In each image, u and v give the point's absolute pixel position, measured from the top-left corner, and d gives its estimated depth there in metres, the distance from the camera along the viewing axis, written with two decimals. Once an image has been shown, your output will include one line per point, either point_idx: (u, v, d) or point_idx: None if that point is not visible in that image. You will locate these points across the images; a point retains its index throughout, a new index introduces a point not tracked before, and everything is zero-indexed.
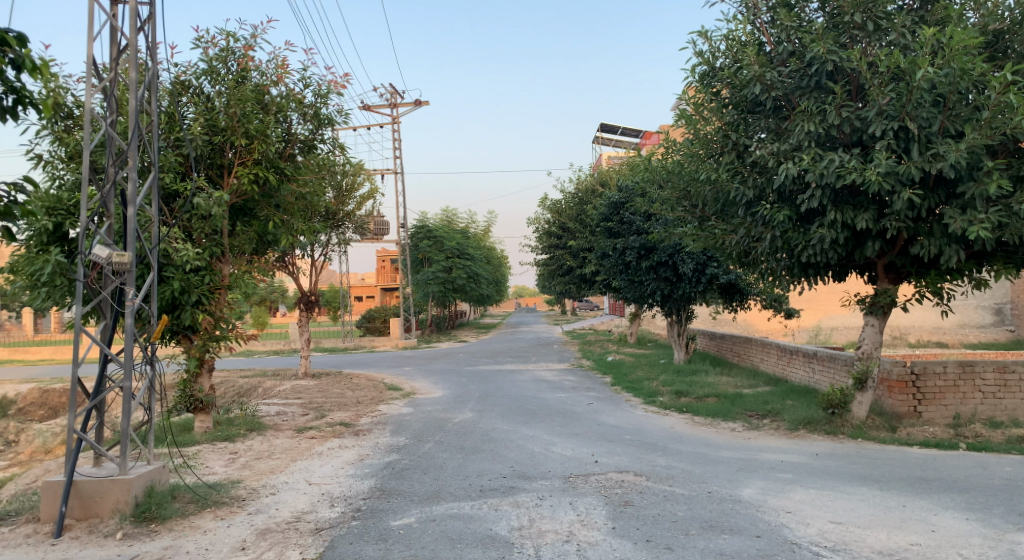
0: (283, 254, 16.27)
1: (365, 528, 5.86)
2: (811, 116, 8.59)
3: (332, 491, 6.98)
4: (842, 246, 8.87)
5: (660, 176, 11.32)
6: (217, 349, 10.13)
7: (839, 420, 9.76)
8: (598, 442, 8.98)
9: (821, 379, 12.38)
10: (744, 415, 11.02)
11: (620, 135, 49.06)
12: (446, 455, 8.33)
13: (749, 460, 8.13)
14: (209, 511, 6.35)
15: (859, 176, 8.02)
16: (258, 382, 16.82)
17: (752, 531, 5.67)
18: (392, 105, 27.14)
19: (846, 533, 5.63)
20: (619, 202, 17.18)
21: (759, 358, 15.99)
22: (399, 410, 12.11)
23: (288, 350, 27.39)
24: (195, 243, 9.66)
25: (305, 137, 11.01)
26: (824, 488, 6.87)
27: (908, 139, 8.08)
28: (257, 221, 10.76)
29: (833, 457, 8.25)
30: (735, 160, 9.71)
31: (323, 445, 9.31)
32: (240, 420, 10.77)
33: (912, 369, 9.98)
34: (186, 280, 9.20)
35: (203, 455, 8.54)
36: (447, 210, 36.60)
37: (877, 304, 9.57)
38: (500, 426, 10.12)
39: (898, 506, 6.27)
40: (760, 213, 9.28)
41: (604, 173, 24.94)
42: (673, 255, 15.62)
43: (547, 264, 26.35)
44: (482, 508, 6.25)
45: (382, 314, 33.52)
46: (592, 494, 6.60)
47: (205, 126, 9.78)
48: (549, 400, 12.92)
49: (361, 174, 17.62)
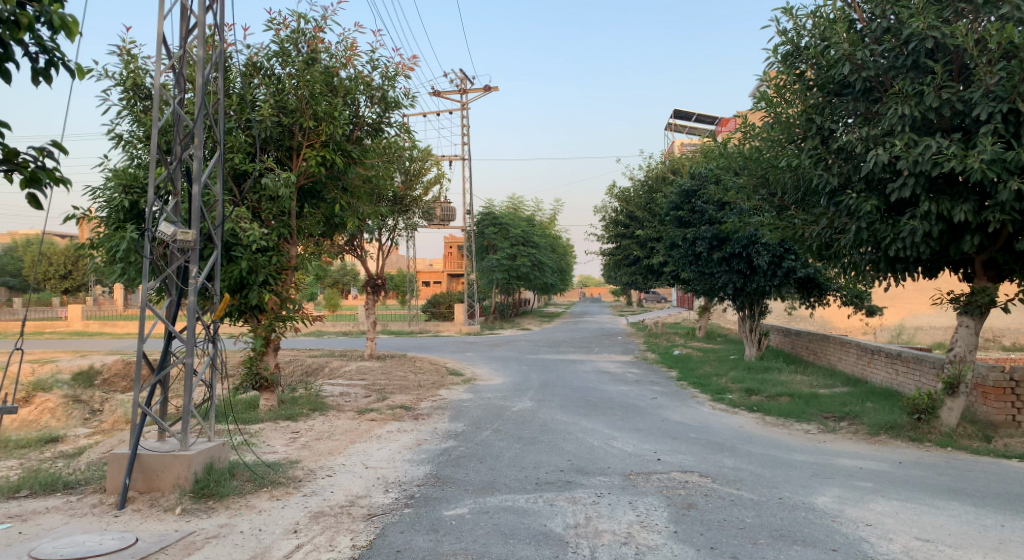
0: (350, 237, 16.43)
1: (417, 517, 5.73)
2: (906, 98, 7.95)
3: (388, 477, 6.90)
4: (936, 239, 8.20)
5: (736, 163, 10.80)
6: (283, 328, 10.24)
7: (925, 427, 9.10)
8: (662, 439, 8.62)
9: (906, 382, 11.61)
10: (819, 417, 10.43)
11: (695, 122, 47.69)
12: (504, 445, 8.15)
13: (825, 465, 7.63)
14: (265, 490, 6.35)
15: (960, 163, 7.39)
16: (325, 362, 17.09)
17: (828, 544, 5.25)
18: (462, 90, 27.11)
19: (935, 552, 5.15)
20: (691, 191, 16.61)
21: (836, 357, 15.20)
22: (460, 396, 12.04)
23: (356, 332, 27.88)
24: (264, 224, 9.76)
25: (372, 120, 10.96)
26: (909, 500, 6.35)
27: (1019, 122, 7.39)
28: (324, 203, 10.80)
29: (919, 467, 7.66)
30: (820, 145, 9.12)
31: (382, 428, 9.28)
32: (303, 400, 10.89)
33: (1011, 375, 9.21)
34: (254, 260, 9.29)
35: (265, 433, 8.64)
36: (515, 197, 36.50)
37: (973, 304, 8.84)
38: (560, 418, 9.88)
39: (994, 525, 5.72)
40: (845, 203, 8.69)
41: (676, 160, 24.21)
42: (748, 246, 14.95)
43: (614, 254, 25.86)
44: (538, 502, 6.04)
45: (447, 299, 33.69)
46: (653, 494, 6.29)
47: (275, 107, 9.83)
48: (612, 392, 12.59)
49: (428, 159, 17.58)
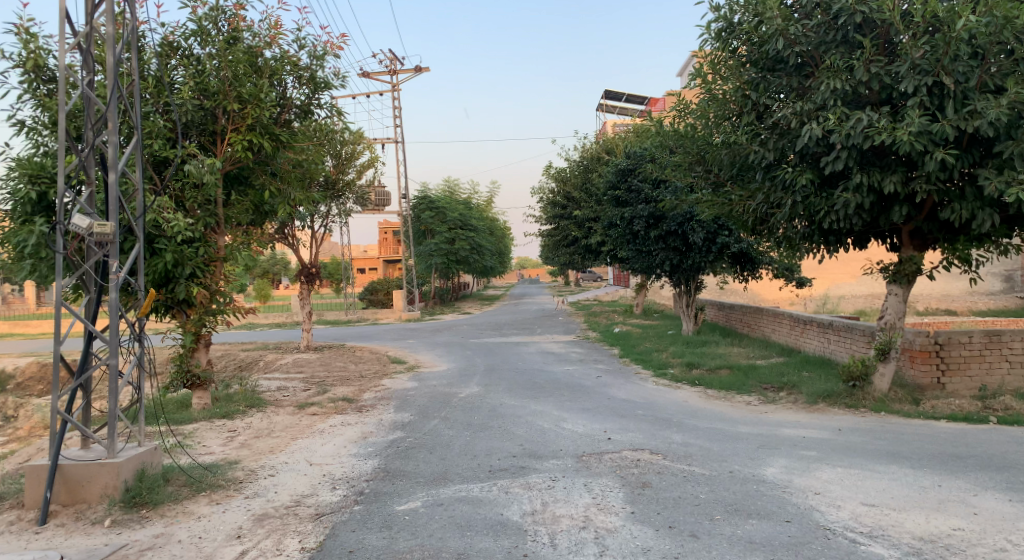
0: (281, 225, 15.86)
1: (368, 514, 5.51)
2: (837, 72, 8.08)
3: (334, 473, 6.64)
4: (867, 211, 8.41)
5: (672, 141, 10.83)
6: (213, 323, 9.77)
7: (860, 393, 9.39)
8: (610, 418, 8.62)
9: (838, 350, 12.01)
10: (759, 388, 10.66)
11: (625, 102, 48.11)
12: (453, 433, 7.97)
13: (769, 436, 7.76)
14: (204, 495, 6.00)
15: (889, 136, 7.55)
16: (260, 356, 16.51)
17: (781, 515, 5.31)
18: (391, 71, 26.48)
19: (882, 516, 5.27)
20: (627, 169, 16.72)
21: (770, 328, 15.62)
22: (403, 385, 11.79)
23: (291, 323, 27.10)
24: (189, 213, 9.23)
25: (301, 101, 10.51)
26: (852, 467, 6.50)
27: (943, 95, 7.61)
28: (252, 190, 10.32)
29: (858, 433, 7.88)
30: (755, 121, 9.24)
31: (324, 422, 8.95)
32: (239, 396, 10.43)
33: (936, 339, 9.60)
34: (180, 252, 8.78)
35: (200, 433, 8.21)
36: (449, 179, 36.13)
37: (901, 273, 9.14)
38: (507, 402, 9.76)
39: (933, 486, 5.92)
40: (780, 177, 8.80)
41: (610, 140, 24.30)
42: (683, 223, 15.12)
43: (552, 235, 25.89)
44: (492, 490, 5.91)
45: (385, 286, 33.13)
46: (608, 475, 6.24)
47: (195, 90, 9.28)
48: (556, 373, 12.58)
49: (360, 142, 17.08)
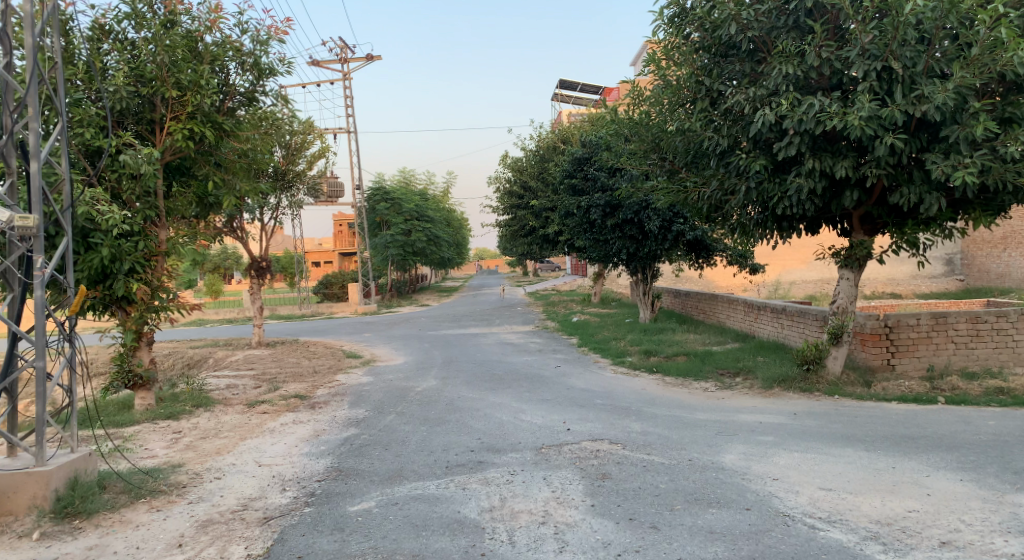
0: (229, 217, 15.35)
1: (320, 517, 5.30)
2: (789, 58, 8.10)
3: (285, 474, 6.39)
4: (819, 196, 8.47)
5: (626, 129, 10.75)
6: (156, 320, 9.34)
7: (814, 377, 9.50)
8: (569, 408, 8.52)
9: (792, 335, 12.14)
10: (715, 374, 10.71)
11: (580, 92, 48.16)
12: (409, 429, 7.77)
13: (727, 422, 7.76)
14: (143, 501, 5.70)
15: (840, 121, 7.59)
16: (209, 353, 15.99)
17: (741, 503, 5.27)
18: (343, 60, 25.92)
19: (839, 501, 5.27)
20: (583, 158, 16.67)
21: (724, 314, 15.78)
22: (358, 380, 11.52)
23: (243, 318, 26.43)
24: (126, 206, 8.79)
25: (245, 89, 10.11)
26: (808, 451, 6.53)
27: (892, 79, 7.65)
28: (195, 181, 9.93)
29: (812, 416, 7.94)
30: (709, 107, 9.22)
31: (275, 421, 8.65)
32: (185, 396, 10.03)
33: (886, 322, 9.73)
34: (117, 246, 8.37)
35: (143, 436, 7.84)
36: (405, 170, 35.71)
37: (853, 257, 9.23)
38: (465, 395, 9.60)
39: (887, 468, 5.96)
40: (735, 163, 8.80)
41: (566, 129, 24.21)
42: (639, 212, 15.11)
43: (510, 225, 25.72)
44: (449, 487, 5.75)
45: (339, 279, 32.61)
46: (567, 467, 6.13)
47: (130, 76, 8.83)
48: (515, 364, 12.46)
49: (311, 131, 16.62)
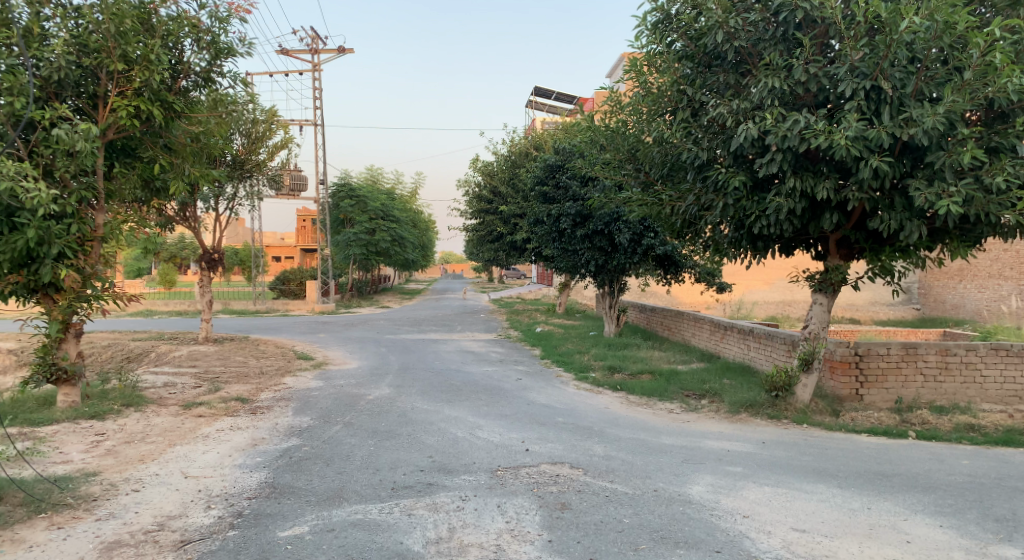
0: (181, 205, 14.54)
1: (243, 543, 4.72)
2: (776, 71, 7.79)
3: (212, 488, 5.78)
4: (798, 217, 8.12)
5: (602, 137, 10.34)
6: (87, 309, 8.55)
7: (782, 404, 9.17)
8: (528, 426, 8.04)
9: (758, 358, 11.86)
10: (680, 394, 10.33)
11: (554, 101, 47.85)
12: (356, 442, 7.20)
13: (692, 449, 7.36)
14: (43, 517, 5.07)
15: (826, 139, 7.26)
16: (151, 346, 15.12)
17: (710, 544, 4.84)
18: (313, 51, 25.10)
19: (815, 545, 4.88)
20: (555, 165, 16.28)
21: (689, 333, 15.48)
22: (307, 384, 10.88)
23: (192, 311, 25.42)
24: (59, 184, 8.06)
25: (201, 68, 9.45)
26: (779, 485, 6.14)
27: (880, 99, 7.36)
28: (140, 162, 9.23)
29: (781, 446, 7.57)
30: (689, 117, 8.85)
31: (211, 426, 7.99)
32: (115, 393, 9.28)
33: (855, 350, 9.49)
34: (45, 228, 7.66)
35: (59, 438, 7.14)
36: (373, 168, 35.05)
37: (827, 282, 8.92)
38: (419, 406, 9.05)
39: (862, 508, 5.59)
40: (712, 178, 8.44)
41: (539, 137, 23.81)
42: (610, 223, 14.69)
43: (477, 230, 25.17)
44: (393, 512, 5.21)
45: (298, 276, 31.74)
46: (524, 494, 5.64)
47: (72, 44, 8.11)
48: (474, 375, 11.92)
49: (274, 121, 15.89)
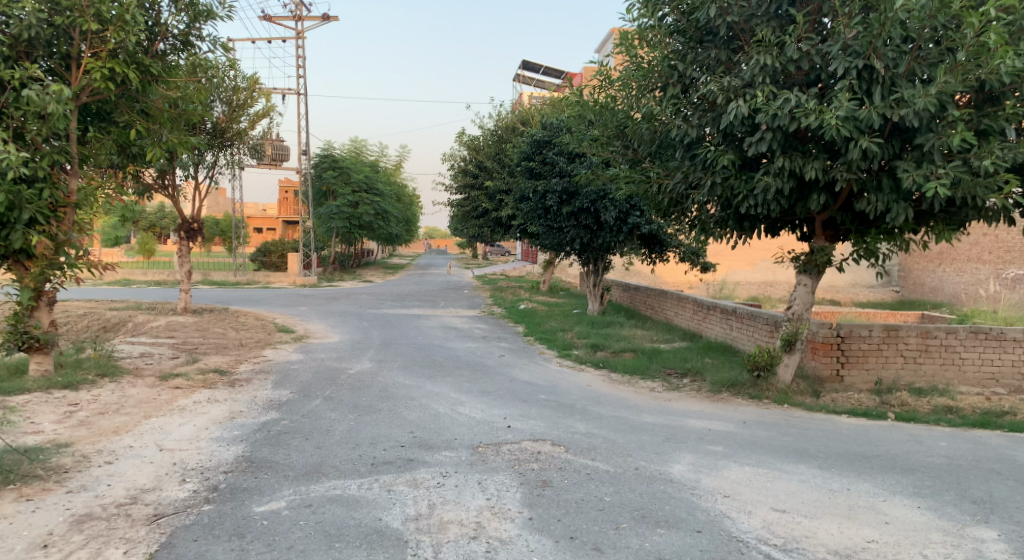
0: (160, 173, 14.23)
1: (219, 518, 4.63)
2: (768, 48, 7.67)
3: (188, 461, 5.67)
4: (785, 197, 8.05)
5: (590, 113, 10.22)
6: (60, 278, 8.34)
7: (764, 384, 9.18)
8: (510, 402, 7.99)
9: (741, 338, 11.89)
10: (662, 373, 10.34)
11: (543, 75, 47.43)
12: (336, 416, 7.11)
13: (674, 427, 7.35)
14: (12, 488, 4.94)
15: (816, 118, 7.18)
16: (129, 316, 14.88)
17: (690, 524, 4.83)
18: (298, 18, 24.56)
19: (794, 525, 4.88)
20: (542, 141, 16.13)
21: (673, 312, 15.50)
22: (287, 357, 10.76)
23: (172, 281, 25.08)
24: (32, 147, 7.81)
25: (179, 31, 9.16)
26: (760, 465, 6.14)
27: (872, 79, 7.29)
28: (116, 127, 8.96)
29: (762, 426, 7.59)
30: (680, 94, 8.73)
31: (188, 397, 7.87)
32: (90, 362, 9.10)
33: (838, 331, 9.52)
34: (15, 193, 7.44)
35: (31, 407, 6.98)
36: (357, 140, 34.63)
37: (812, 263, 8.89)
38: (401, 381, 8.97)
39: (841, 489, 5.61)
40: (701, 156, 8.34)
41: (526, 112, 23.59)
42: (596, 201, 14.61)
43: (462, 205, 24.97)
44: (373, 488, 5.14)
45: (280, 248, 31.43)
46: (505, 471, 5.59)
47: (43, 1, 7.79)
48: (456, 350, 11.86)
49: (256, 89, 15.54)
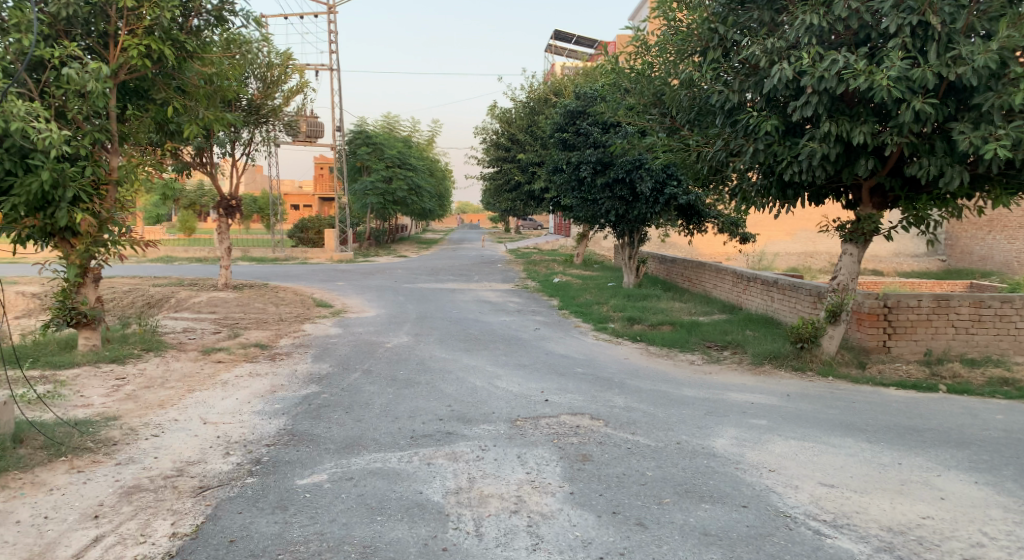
0: (197, 151, 14.35)
1: (262, 490, 4.67)
2: (815, 7, 7.34)
3: (231, 435, 5.74)
4: (832, 163, 7.76)
5: (627, 80, 9.99)
6: (104, 255, 8.47)
7: (807, 356, 8.97)
8: (548, 376, 7.93)
9: (782, 309, 11.63)
10: (702, 346, 10.17)
11: (575, 45, 46.66)
12: (375, 390, 7.13)
13: (716, 401, 7.21)
14: (63, 460, 5.06)
15: (865, 80, 6.88)
16: (171, 292, 15.17)
17: (736, 499, 4.73)
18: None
19: (844, 501, 4.75)
20: (576, 111, 15.87)
21: (711, 284, 15.23)
22: (325, 331, 10.85)
23: (212, 258, 25.51)
24: (74, 126, 7.91)
25: (212, 6, 9.12)
26: (806, 439, 5.99)
27: (927, 36, 6.94)
28: (153, 105, 9.03)
29: (806, 400, 7.40)
30: (721, 58, 8.44)
31: (230, 372, 7.97)
32: (135, 338, 9.27)
33: (884, 302, 9.22)
34: (59, 171, 7.54)
35: (80, 381, 7.15)
36: (390, 115, 34.59)
37: (859, 232, 8.59)
38: (437, 355, 8.97)
39: (893, 463, 5.44)
40: (743, 122, 8.08)
41: (559, 82, 23.22)
42: (631, 171, 14.36)
43: (495, 178, 24.80)
44: (413, 461, 5.14)
45: (316, 224, 31.72)
46: (544, 445, 5.55)
47: None
48: (492, 324, 11.83)
49: (289, 65, 15.53)
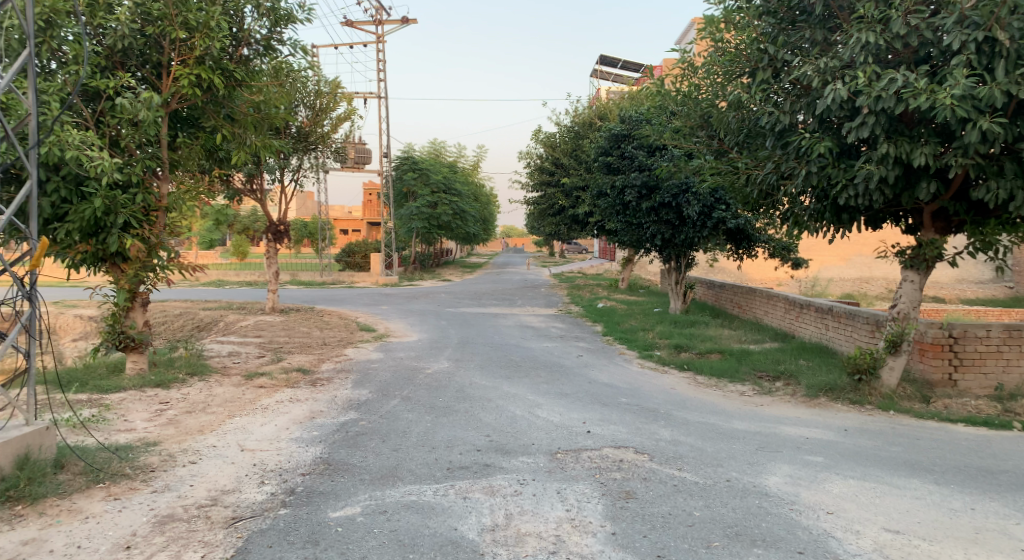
0: (246, 177, 14.64)
1: (294, 523, 4.56)
2: (871, 24, 7.06)
3: (267, 462, 5.67)
4: (890, 186, 7.39)
5: (673, 102, 9.79)
6: (153, 280, 8.63)
7: (866, 388, 8.52)
8: (590, 405, 7.69)
9: (838, 338, 11.14)
10: (753, 376, 9.77)
11: (621, 69, 46.71)
12: (413, 418, 7.00)
13: (768, 435, 6.86)
14: (101, 486, 5.05)
15: (927, 99, 6.54)
16: (219, 316, 15.40)
17: (791, 544, 4.42)
18: (377, 22, 24.96)
19: (911, 549, 4.39)
20: (620, 135, 15.70)
21: (762, 310, 14.76)
22: (367, 356, 10.81)
23: (262, 282, 25.94)
24: (126, 154, 8.10)
25: (262, 35, 9.29)
26: (867, 479, 5.62)
27: (994, 52, 6.58)
28: (203, 132, 9.21)
29: (866, 435, 6.99)
30: (771, 78, 8.18)
31: (271, 397, 7.96)
32: (181, 361, 9.38)
33: (949, 332, 8.72)
34: (111, 198, 7.69)
35: (125, 405, 7.21)
36: (436, 141, 34.99)
37: (921, 258, 8.16)
38: (478, 381, 8.81)
39: (964, 508, 5.04)
40: (795, 144, 7.78)
41: (604, 106, 23.13)
42: (678, 195, 14.09)
43: (539, 203, 24.73)
44: (448, 495, 4.97)
45: (363, 249, 32.08)
46: (586, 480, 5.32)
47: (135, 10, 8.06)
48: (534, 350, 11.65)
49: (336, 92, 15.79)
